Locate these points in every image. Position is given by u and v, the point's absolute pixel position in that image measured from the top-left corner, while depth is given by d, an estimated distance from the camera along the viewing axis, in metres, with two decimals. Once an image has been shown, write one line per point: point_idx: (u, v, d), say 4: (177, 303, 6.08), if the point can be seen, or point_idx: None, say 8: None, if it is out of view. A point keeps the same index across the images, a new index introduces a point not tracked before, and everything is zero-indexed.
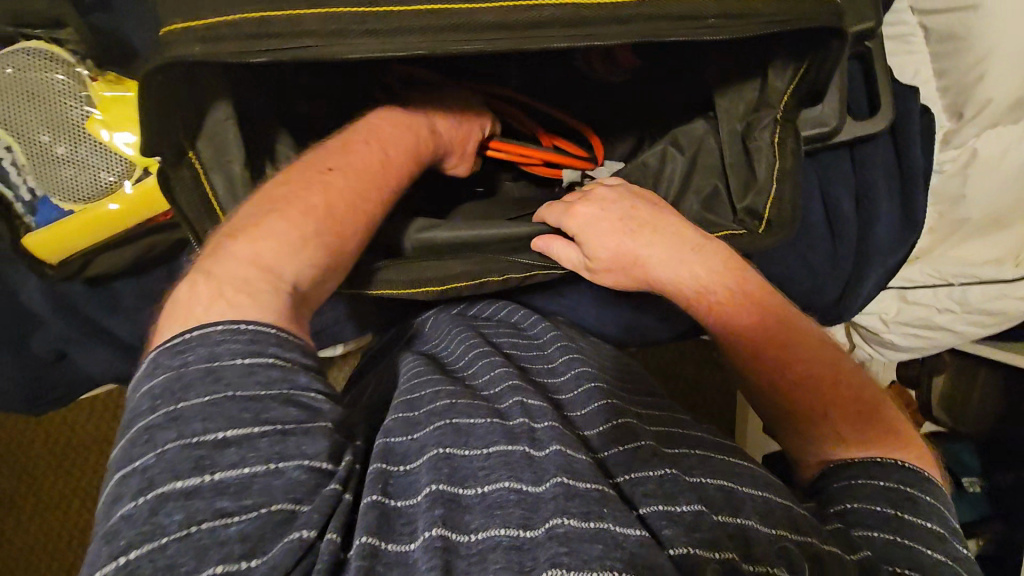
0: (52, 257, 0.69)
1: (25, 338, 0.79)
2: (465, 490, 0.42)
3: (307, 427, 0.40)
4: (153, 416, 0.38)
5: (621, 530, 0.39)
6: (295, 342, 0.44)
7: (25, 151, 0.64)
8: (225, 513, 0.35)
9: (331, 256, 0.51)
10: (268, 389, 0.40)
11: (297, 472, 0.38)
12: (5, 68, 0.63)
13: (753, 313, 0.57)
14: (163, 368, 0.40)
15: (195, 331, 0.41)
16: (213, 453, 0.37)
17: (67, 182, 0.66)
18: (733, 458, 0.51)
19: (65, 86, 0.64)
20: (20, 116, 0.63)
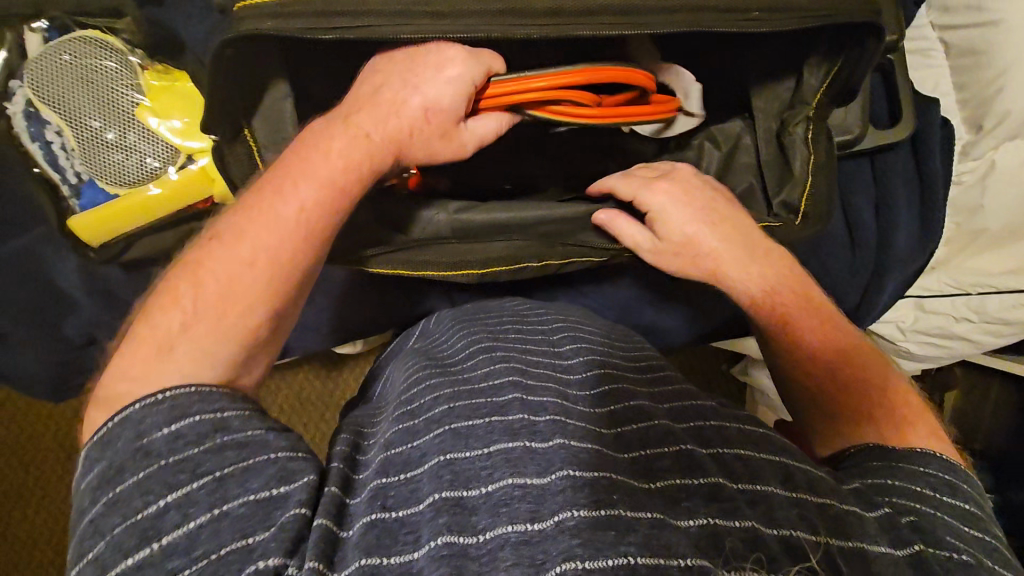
0: (94, 240, 0.70)
1: (55, 322, 0.79)
2: (468, 492, 0.40)
3: (244, 465, 0.40)
4: (96, 505, 0.39)
5: (633, 514, 0.39)
6: (220, 394, 0.44)
7: (75, 135, 0.66)
8: (181, 569, 0.36)
9: (268, 293, 0.48)
10: (200, 444, 0.41)
11: (245, 507, 0.39)
12: (61, 55, 0.65)
13: (801, 312, 0.61)
14: (97, 461, 0.41)
15: (116, 417, 0.42)
16: (155, 520, 0.38)
17: (114, 166, 0.68)
18: (750, 427, 0.51)
19: (118, 74, 0.67)
20: (73, 102, 0.66)
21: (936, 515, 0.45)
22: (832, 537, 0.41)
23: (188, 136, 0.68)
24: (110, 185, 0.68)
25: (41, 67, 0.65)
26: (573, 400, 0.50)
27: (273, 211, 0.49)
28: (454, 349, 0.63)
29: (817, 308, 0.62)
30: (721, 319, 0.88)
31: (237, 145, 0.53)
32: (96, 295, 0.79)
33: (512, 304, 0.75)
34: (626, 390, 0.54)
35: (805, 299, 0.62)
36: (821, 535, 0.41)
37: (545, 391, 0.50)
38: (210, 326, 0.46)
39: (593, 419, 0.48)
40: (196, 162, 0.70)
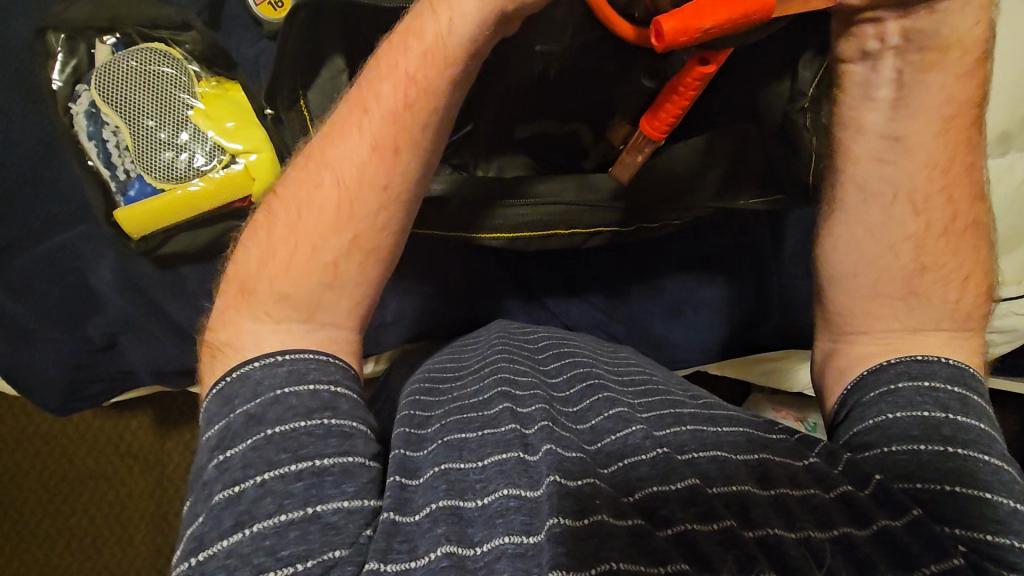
0: (135, 231, 0.74)
1: (85, 318, 0.82)
2: (465, 503, 0.42)
3: (343, 465, 0.42)
4: (211, 467, 0.43)
5: (614, 522, 0.40)
6: (336, 366, 0.48)
7: (131, 133, 0.72)
8: (264, 567, 0.38)
9: (346, 199, 0.51)
10: (309, 420, 0.44)
11: (337, 514, 0.40)
12: (130, 61, 0.73)
13: (949, 171, 0.55)
14: (219, 418, 0.45)
15: (235, 373, 0.47)
16: (252, 505, 0.40)
17: (163, 162, 0.73)
18: (727, 428, 0.50)
19: (178, 80, 0.73)
20: (135, 103, 0.72)
21: (940, 488, 0.44)
22: (816, 530, 0.42)
23: (233, 136, 0.74)
24: (156, 180, 0.73)
25: (108, 70, 0.72)
26: (559, 411, 0.51)
27: (357, 130, 0.51)
28: (439, 373, 0.61)
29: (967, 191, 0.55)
30: (727, 329, 0.90)
31: (293, 112, 0.60)
32: (127, 290, 0.81)
33: (516, 326, 0.76)
34: (598, 388, 0.55)
35: (954, 168, 0.55)
36: (801, 527, 0.42)
37: (533, 399, 0.51)
38: (300, 257, 0.50)
39: (577, 434, 0.49)
40: (239, 162, 0.74)
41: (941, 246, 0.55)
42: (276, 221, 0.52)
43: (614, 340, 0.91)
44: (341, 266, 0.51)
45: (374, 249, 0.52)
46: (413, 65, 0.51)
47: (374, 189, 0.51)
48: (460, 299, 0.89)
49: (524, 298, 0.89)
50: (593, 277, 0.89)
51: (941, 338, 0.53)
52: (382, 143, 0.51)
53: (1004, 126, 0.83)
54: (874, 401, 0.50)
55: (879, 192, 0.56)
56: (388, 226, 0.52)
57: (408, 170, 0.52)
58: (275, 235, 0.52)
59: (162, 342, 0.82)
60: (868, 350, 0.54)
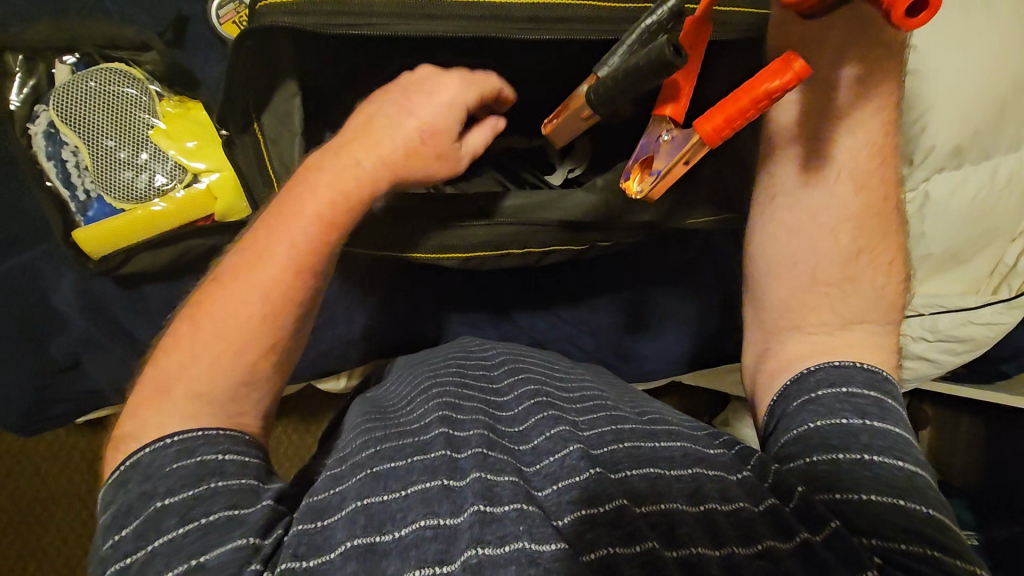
0: (95, 252, 0.74)
1: (44, 339, 0.81)
2: (381, 536, 0.41)
3: (228, 516, 0.43)
4: (106, 540, 0.44)
5: (536, 547, 0.39)
6: (225, 436, 0.48)
7: (90, 154, 0.72)
8: None
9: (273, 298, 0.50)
10: (196, 485, 0.44)
11: (219, 559, 0.40)
12: (89, 81, 0.72)
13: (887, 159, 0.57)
14: (113, 500, 0.45)
15: (129, 458, 0.46)
16: (141, 570, 0.41)
17: (124, 182, 0.73)
18: (665, 442, 0.51)
19: (137, 99, 0.73)
20: (95, 123, 0.72)
21: (857, 497, 0.44)
22: (739, 545, 0.42)
23: (194, 156, 0.74)
24: (117, 200, 0.73)
25: (67, 91, 0.72)
26: (499, 433, 0.51)
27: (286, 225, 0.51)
28: (384, 405, 0.60)
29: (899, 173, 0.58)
30: (691, 342, 0.91)
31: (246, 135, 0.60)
32: (88, 312, 0.81)
33: (458, 346, 0.75)
34: (543, 406, 0.55)
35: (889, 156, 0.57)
36: (725, 544, 0.42)
37: (473, 423, 0.51)
38: (215, 362, 0.48)
39: (517, 455, 0.49)
40: (201, 182, 0.75)
41: (875, 230, 0.57)
42: (187, 327, 0.49)
43: (581, 354, 0.91)
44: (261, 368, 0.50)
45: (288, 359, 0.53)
46: (342, 199, 0.52)
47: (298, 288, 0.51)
48: (427, 313, 0.89)
49: (490, 313, 0.90)
50: (559, 291, 0.90)
51: (869, 330, 0.56)
52: (307, 261, 0.51)
53: (960, 140, 0.84)
54: (796, 410, 0.51)
55: (821, 185, 0.57)
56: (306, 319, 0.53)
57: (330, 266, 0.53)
58: (187, 338, 0.49)
59: (125, 362, 0.82)
60: (792, 357, 0.56)
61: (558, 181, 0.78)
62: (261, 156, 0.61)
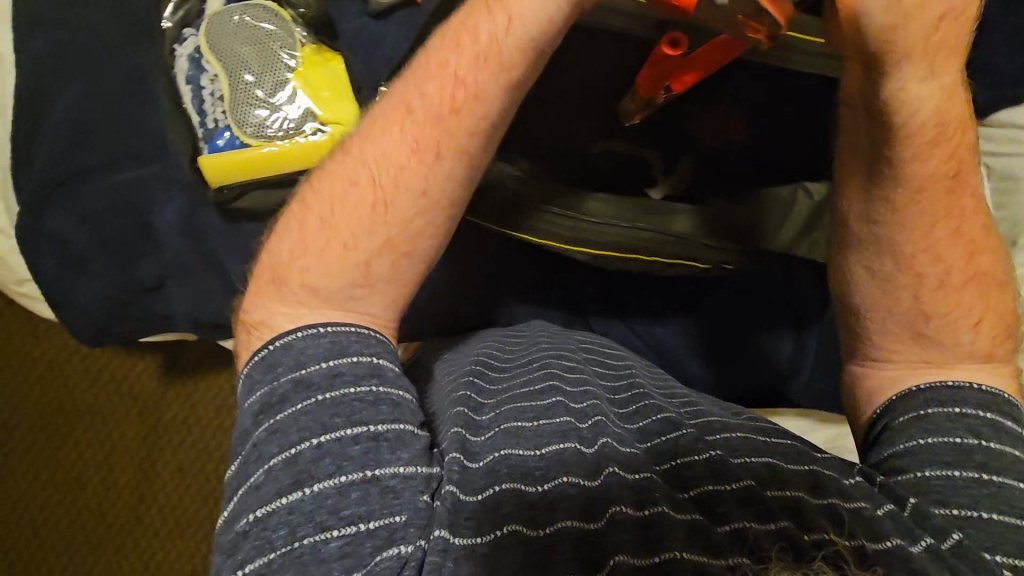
0: (214, 180, 0.74)
1: (139, 256, 0.81)
2: (527, 486, 0.45)
3: (394, 431, 0.44)
4: (258, 428, 0.44)
5: (672, 513, 0.43)
6: (376, 339, 0.49)
7: (230, 85, 0.73)
8: (327, 525, 0.40)
9: (382, 199, 0.50)
10: (357, 386, 0.45)
11: (395, 478, 0.42)
12: (241, 15, 0.74)
13: (944, 217, 0.55)
14: (263, 384, 0.46)
15: (278, 342, 0.47)
16: (312, 465, 0.42)
17: (256, 119, 0.73)
18: (777, 438, 0.51)
19: (284, 42, 0.75)
20: (240, 57, 0.73)
21: (977, 514, 0.45)
22: (870, 539, 0.42)
23: (325, 104, 0.75)
24: (246, 135, 0.73)
25: (217, 19, 0.73)
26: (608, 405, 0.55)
27: (400, 121, 0.51)
28: (488, 361, 0.61)
29: (970, 230, 0.55)
30: (763, 377, 0.90)
31: None
32: (189, 237, 0.82)
33: (515, 330, 0.74)
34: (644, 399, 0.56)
35: (954, 212, 0.55)
36: (855, 536, 0.42)
37: (585, 396, 0.54)
38: (329, 253, 0.50)
39: (627, 437, 0.51)
40: (325, 130, 0.75)
41: (943, 293, 0.55)
42: (308, 216, 0.51)
43: None
44: (371, 267, 0.50)
45: (411, 257, 0.51)
46: (463, 65, 0.50)
47: (413, 197, 0.51)
48: (507, 302, 0.89)
49: (567, 313, 0.90)
50: (639, 303, 0.90)
51: (957, 369, 0.53)
52: (419, 154, 0.50)
53: None
54: (905, 426, 0.51)
55: (878, 245, 0.56)
56: (422, 231, 0.51)
57: (444, 180, 0.51)
58: (307, 231, 0.51)
59: (210, 293, 0.82)
60: (896, 374, 0.55)
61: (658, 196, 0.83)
62: None
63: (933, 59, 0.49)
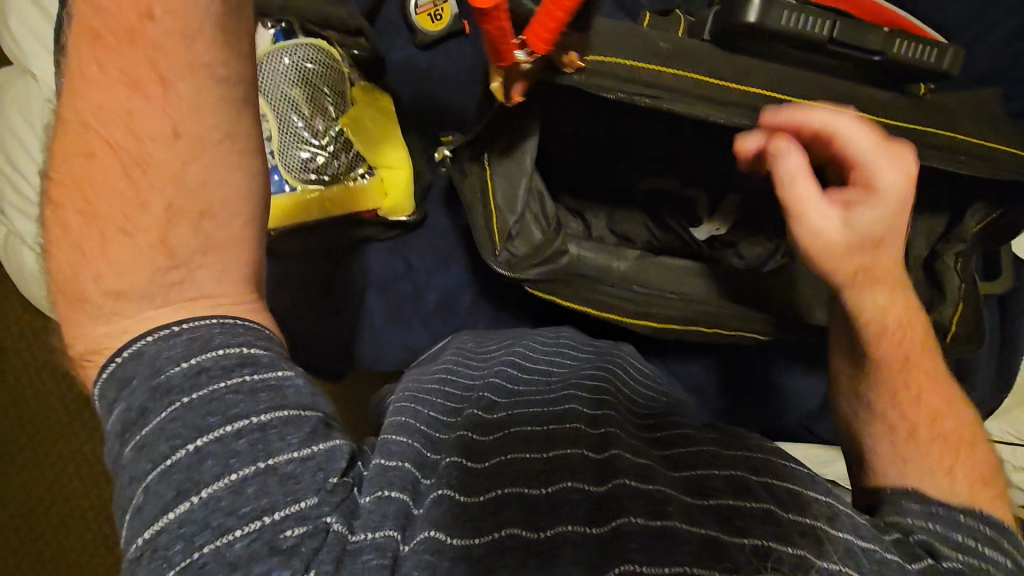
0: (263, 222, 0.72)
1: None
2: (529, 489, 0.42)
3: (287, 415, 0.35)
4: (124, 450, 0.34)
5: (686, 527, 0.40)
6: (246, 328, 0.38)
7: (280, 130, 0.71)
8: (226, 529, 0.32)
9: (148, 167, 0.36)
10: (229, 379, 0.35)
11: (291, 464, 0.34)
12: (286, 56, 0.70)
13: (921, 368, 0.52)
14: (112, 406, 0.35)
15: (125, 354, 0.36)
16: (194, 470, 0.33)
17: (309, 164, 0.72)
18: (794, 464, 0.48)
19: (333, 85, 0.72)
20: (291, 101, 0.71)
21: None
22: None
23: (375, 147, 0.74)
24: (298, 180, 0.72)
25: (264, 62, 0.70)
26: (624, 418, 0.55)
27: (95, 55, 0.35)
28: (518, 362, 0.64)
29: (946, 386, 0.52)
30: (796, 414, 0.91)
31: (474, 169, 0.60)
32: None
33: (540, 334, 0.74)
34: (671, 421, 0.57)
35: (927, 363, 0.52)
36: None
37: (600, 405, 0.54)
38: (111, 246, 0.36)
39: (643, 443, 0.50)
40: (374, 173, 0.74)
41: (926, 416, 0.50)
42: (74, 233, 0.37)
43: None
44: (171, 242, 0.37)
45: (220, 216, 0.38)
46: None
47: (170, 138, 0.36)
48: None
49: None
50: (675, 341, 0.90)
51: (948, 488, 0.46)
52: (139, 78, 0.35)
53: None
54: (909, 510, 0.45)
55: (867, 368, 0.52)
56: (218, 171, 0.38)
57: (198, 106, 0.36)
58: (70, 233, 0.37)
59: None
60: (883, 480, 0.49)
61: (701, 235, 0.84)
62: (486, 195, 0.59)
63: (874, 278, 0.51)
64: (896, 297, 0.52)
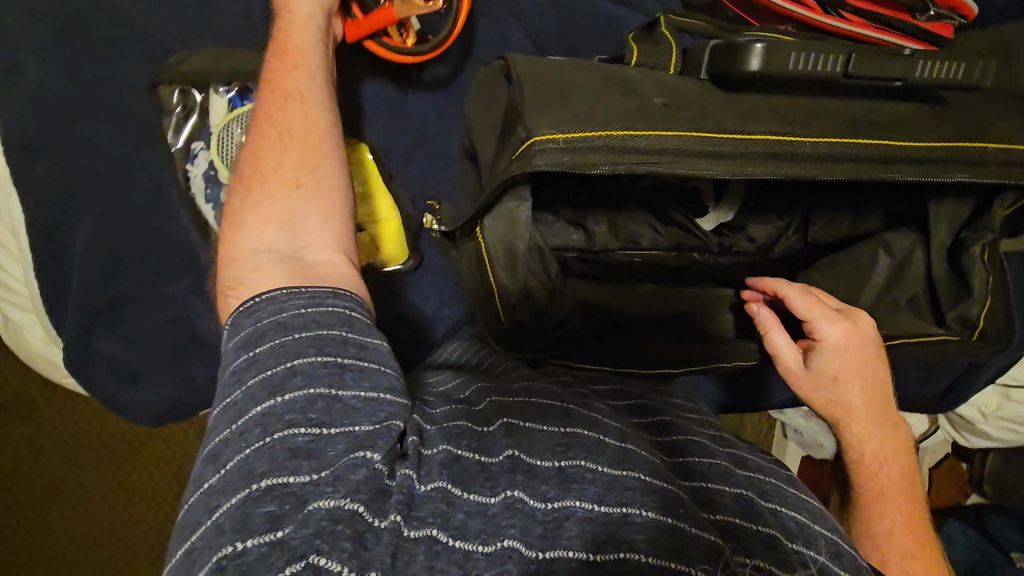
0: None
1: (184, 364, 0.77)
2: (541, 462, 0.40)
3: (365, 368, 0.42)
4: (241, 358, 0.42)
5: (695, 532, 0.38)
6: (351, 297, 0.47)
7: None
8: (295, 424, 0.37)
9: (290, 140, 0.54)
10: (331, 330, 0.43)
11: (356, 400, 0.40)
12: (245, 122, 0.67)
13: (904, 494, 0.58)
14: (244, 328, 0.44)
15: (264, 295, 0.46)
16: (285, 381, 0.40)
17: None
18: (803, 495, 0.46)
19: None
20: None
21: None
22: None
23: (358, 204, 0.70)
24: None
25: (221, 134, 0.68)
26: (645, 410, 0.55)
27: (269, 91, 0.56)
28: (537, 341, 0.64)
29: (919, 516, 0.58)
30: None
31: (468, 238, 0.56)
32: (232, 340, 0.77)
33: None
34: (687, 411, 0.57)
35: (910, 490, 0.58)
36: None
37: (621, 404, 0.55)
38: (264, 183, 0.52)
39: (656, 433, 0.51)
40: (365, 230, 0.71)
41: (903, 531, 0.56)
42: (244, 185, 0.53)
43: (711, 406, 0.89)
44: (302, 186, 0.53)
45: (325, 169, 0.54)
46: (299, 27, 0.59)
47: (305, 122, 0.55)
48: None
49: None
50: None
51: None
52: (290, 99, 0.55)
53: None
54: None
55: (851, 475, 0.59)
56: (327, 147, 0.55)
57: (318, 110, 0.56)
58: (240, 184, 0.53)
59: None
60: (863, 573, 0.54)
61: (709, 227, 0.73)
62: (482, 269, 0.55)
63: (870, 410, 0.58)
64: (889, 431, 0.59)
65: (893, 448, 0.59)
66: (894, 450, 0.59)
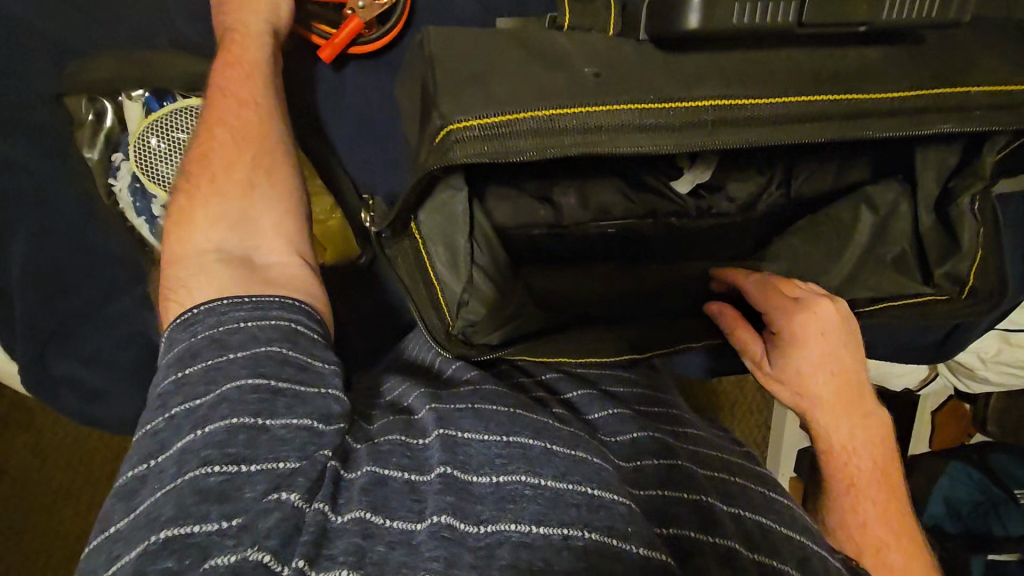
0: None
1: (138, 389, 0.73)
2: (478, 478, 0.37)
3: (301, 392, 0.39)
4: (168, 382, 0.39)
5: (645, 552, 0.35)
6: (300, 308, 0.44)
7: None
8: (208, 460, 0.34)
9: (244, 143, 0.50)
10: (268, 345, 0.40)
11: (286, 429, 0.36)
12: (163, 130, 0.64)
13: (891, 488, 0.56)
14: (178, 343, 0.40)
15: (203, 305, 0.42)
16: (207, 412, 0.36)
17: None
18: (771, 495, 0.44)
19: None
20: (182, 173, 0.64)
21: None
22: None
23: None
24: None
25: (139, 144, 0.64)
26: (614, 399, 0.51)
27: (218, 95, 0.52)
28: None
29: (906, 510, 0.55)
30: None
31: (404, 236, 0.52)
32: None
33: None
34: (660, 401, 0.54)
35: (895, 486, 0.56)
36: None
37: (586, 394, 0.51)
38: (213, 182, 0.48)
39: (622, 425, 0.47)
40: None
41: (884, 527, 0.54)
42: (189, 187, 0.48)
43: None
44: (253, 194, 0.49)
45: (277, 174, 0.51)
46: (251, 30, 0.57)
47: (256, 124, 0.52)
48: None
49: None
50: None
51: None
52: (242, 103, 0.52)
53: None
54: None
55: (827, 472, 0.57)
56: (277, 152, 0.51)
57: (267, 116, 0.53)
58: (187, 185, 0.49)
59: None
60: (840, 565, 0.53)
61: (685, 189, 0.67)
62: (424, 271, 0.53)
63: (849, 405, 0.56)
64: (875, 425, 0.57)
65: (879, 441, 0.56)
66: (879, 443, 0.57)
